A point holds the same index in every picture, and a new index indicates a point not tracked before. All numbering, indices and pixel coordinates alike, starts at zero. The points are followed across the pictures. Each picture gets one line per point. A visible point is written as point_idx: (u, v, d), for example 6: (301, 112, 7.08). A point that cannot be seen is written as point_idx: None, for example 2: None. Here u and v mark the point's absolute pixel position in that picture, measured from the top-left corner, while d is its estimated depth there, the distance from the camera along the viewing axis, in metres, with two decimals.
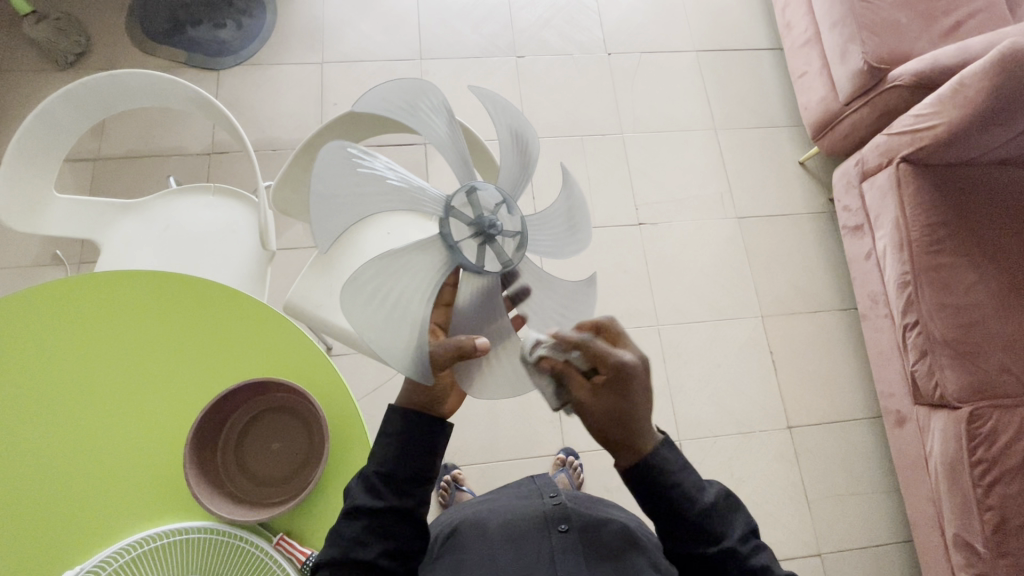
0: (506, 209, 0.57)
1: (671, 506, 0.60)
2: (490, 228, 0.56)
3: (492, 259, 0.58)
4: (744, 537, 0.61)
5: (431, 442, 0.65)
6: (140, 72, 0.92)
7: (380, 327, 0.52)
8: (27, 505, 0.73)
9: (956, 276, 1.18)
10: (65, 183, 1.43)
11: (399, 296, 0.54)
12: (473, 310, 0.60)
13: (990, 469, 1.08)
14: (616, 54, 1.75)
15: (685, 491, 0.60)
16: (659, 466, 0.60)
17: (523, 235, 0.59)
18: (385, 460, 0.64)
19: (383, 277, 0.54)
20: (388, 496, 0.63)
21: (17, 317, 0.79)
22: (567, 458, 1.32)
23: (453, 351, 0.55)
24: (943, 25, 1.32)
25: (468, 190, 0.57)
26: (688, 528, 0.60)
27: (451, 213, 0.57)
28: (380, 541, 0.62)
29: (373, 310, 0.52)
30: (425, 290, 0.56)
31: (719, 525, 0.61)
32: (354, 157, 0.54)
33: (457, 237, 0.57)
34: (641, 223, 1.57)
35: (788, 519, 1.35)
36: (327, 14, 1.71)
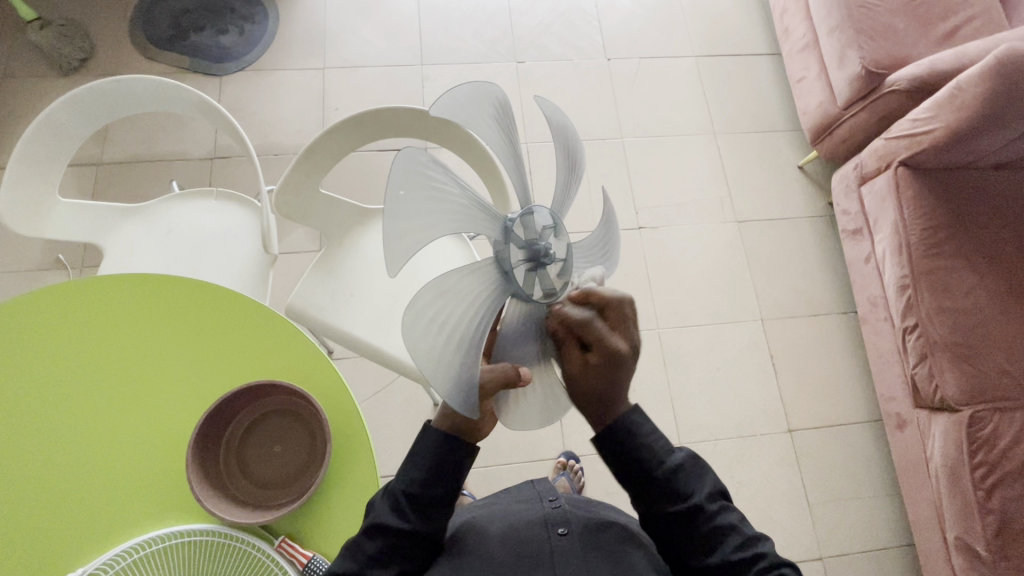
0: (555, 234, 0.57)
1: (640, 468, 0.65)
2: (543, 255, 0.56)
3: (540, 287, 0.57)
4: (712, 495, 0.65)
5: (457, 468, 0.66)
6: (145, 77, 0.93)
7: (437, 360, 0.49)
8: (29, 508, 0.73)
9: (955, 279, 1.19)
10: (68, 188, 1.44)
11: (452, 322, 0.51)
12: (517, 335, 0.60)
13: (990, 471, 1.08)
14: (616, 59, 1.76)
15: (651, 454, 0.65)
16: (629, 429, 0.65)
17: (568, 262, 0.59)
18: (411, 482, 0.65)
19: (438, 301, 0.50)
20: (412, 519, 0.64)
21: (18, 320, 0.79)
22: (568, 462, 1.32)
23: (500, 379, 0.56)
24: (940, 31, 1.33)
25: (524, 212, 0.56)
26: (655, 488, 0.64)
27: (505, 236, 0.55)
28: (399, 561, 0.62)
29: (428, 337, 0.49)
30: (476, 315, 0.53)
31: (686, 484, 0.64)
32: (427, 167, 0.49)
33: (511, 262, 0.55)
34: (641, 226, 1.58)
35: (789, 521, 1.35)
36: (329, 20, 1.72)
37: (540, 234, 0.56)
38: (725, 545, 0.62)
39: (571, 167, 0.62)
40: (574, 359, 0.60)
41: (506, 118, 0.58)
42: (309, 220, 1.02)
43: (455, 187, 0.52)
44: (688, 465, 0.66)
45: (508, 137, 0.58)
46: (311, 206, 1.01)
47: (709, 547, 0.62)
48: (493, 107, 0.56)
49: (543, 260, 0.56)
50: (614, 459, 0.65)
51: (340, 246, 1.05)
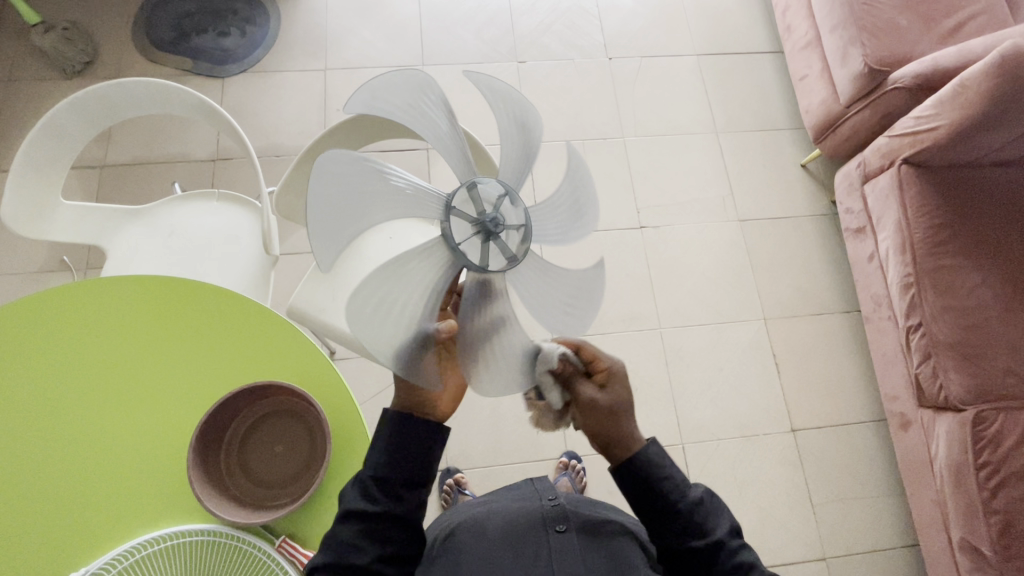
0: (508, 201, 0.56)
1: (663, 504, 0.64)
2: (493, 222, 0.54)
3: (496, 255, 0.56)
4: (732, 532, 0.65)
5: (426, 449, 0.65)
6: (146, 81, 0.93)
7: (377, 327, 0.51)
8: (30, 509, 0.74)
9: (960, 277, 1.18)
10: (72, 191, 1.45)
11: (402, 294, 0.53)
12: (470, 309, 0.57)
13: (996, 472, 1.07)
14: (617, 59, 1.76)
15: (674, 486, 0.64)
16: (651, 461, 0.64)
17: (527, 227, 0.57)
18: (379, 465, 0.64)
19: (389, 275, 0.52)
20: (383, 501, 0.63)
21: (23, 321, 0.80)
22: (569, 462, 1.32)
23: (439, 346, 0.54)
24: (944, 27, 1.32)
25: (471, 185, 0.55)
26: (675, 522, 0.64)
27: (451, 212, 0.54)
28: (376, 547, 0.62)
29: (374, 303, 0.51)
30: (424, 295, 0.54)
31: (709, 520, 0.64)
32: (353, 162, 0.52)
33: (458, 236, 0.54)
34: (643, 226, 1.57)
35: (792, 522, 1.35)
36: (330, 21, 1.73)
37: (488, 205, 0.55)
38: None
39: (525, 147, 0.60)
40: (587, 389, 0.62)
41: (440, 104, 0.56)
42: None
43: (388, 177, 0.54)
44: (706, 501, 0.65)
45: (451, 131, 0.58)
46: None
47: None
48: (432, 103, 0.56)
49: (494, 229, 0.54)
50: (636, 491, 0.64)
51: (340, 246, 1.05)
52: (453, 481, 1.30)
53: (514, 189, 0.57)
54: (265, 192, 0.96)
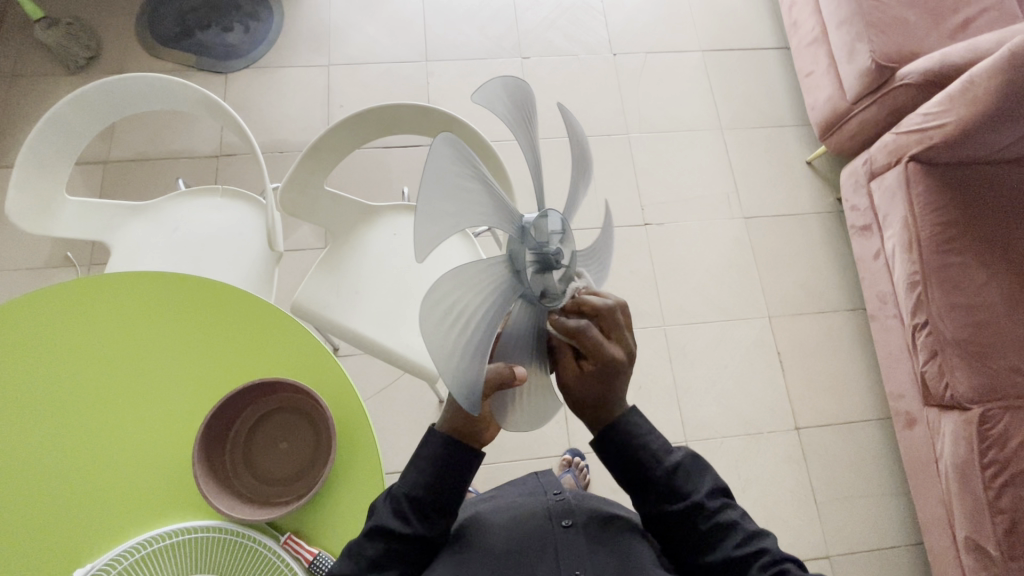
0: (560, 239, 0.58)
1: (639, 470, 0.65)
2: (552, 258, 0.56)
3: (544, 288, 0.57)
4: (713, 493, 0.65)
5: (462, 472, 0.66)
6: (152, 76, 0.93)
7: (445, 346, 0.45)
8: (34, 504, 0.74)
9: (967, 275, 1.18)
10: (76, 186, 1.45)
11: (466, 313, 0.47)
12: (520, 333, 0.56)
13: (1001, 471, 1.07)
14: (622, 54, 1.75)
15: (651, 454, 0.65)
16: (630, 427, 0.66)
17: (570, 269, 0.60)
18: (415, 485, 0.66)
19: (455, 288, 0.46)
20: (415, 522, 0.65)
21: (28, 316, 0.80)
22: (574, 459, 1.31)
23: (492, 379, 0.53)
24: (952, 23, 1.31)
25: (540, 216, 0.55)
26: (656, 487, 0.65)
27: (521, 238, 0.53)
28: (398, 563, 0.64)
29: (442, 324, 0.45)
30: (486, 308, 0.50)
31: (688, 483, 0.65)
32: (467, 157, 0.45)
33: (523, 263, 0.53)
34: (647, 223, 1.57)
35: (796, 520, 1.35)
36: (333, 16, 1.72)
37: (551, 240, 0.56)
38: (725, 543, 0.62)
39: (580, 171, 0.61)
40: (568, 369, 0.63)
41: (525, 119, 0.56)
42: (315, 219, 1.02)
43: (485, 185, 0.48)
44: (687, 464, 0.66)
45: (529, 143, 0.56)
46: (316, 204, 1.01)
47: (710, 545, 0.62)
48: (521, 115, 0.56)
49: (552, 263, 0.57)
50: (614, 460, 0.66)
51: (345, 244, 1.05)
52: None
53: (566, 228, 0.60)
54: (270, 186, 0.95)
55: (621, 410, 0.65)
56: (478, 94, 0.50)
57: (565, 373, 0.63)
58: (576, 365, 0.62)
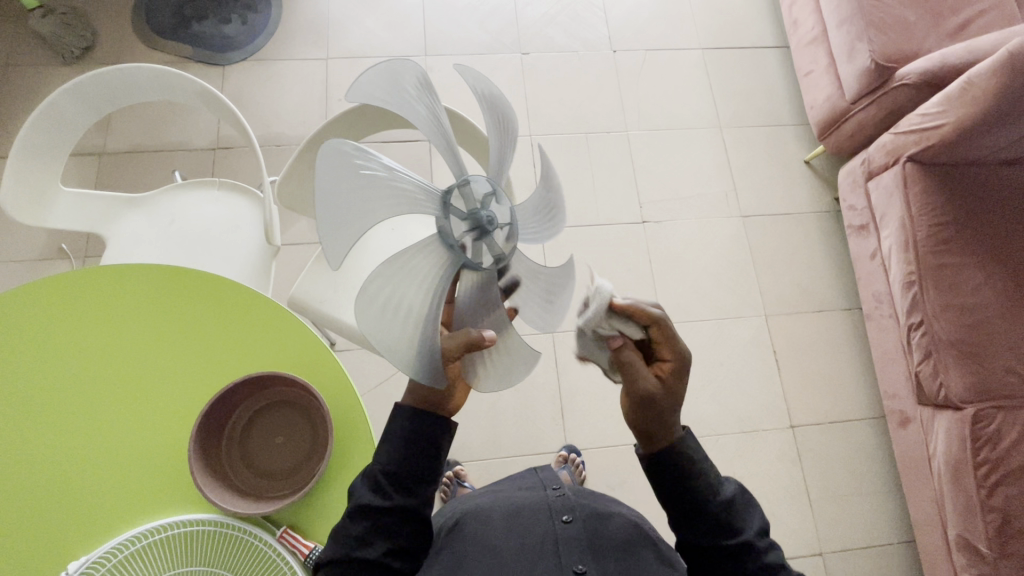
0: (495, 199, 0.56)
1: (694, 500, 0.62)
2: (486, 223, 0.54)
3: (489, 254, 0.56)
4: (762, 533, 0.63)
5: (435, 445, 0.64)
6: (148, 67, 0.92)
7: (391, 336, 0.50)
8: (29, 496, 0.74)
9: (962, 275, 1.18)
10: (70, 177, 1.44)
11: (408, 304, 0.52)
12: (474, 301, 0.59)
13: (994, 470, 1.08)
14: (622, 52, 1.75)
15: (706, 482, 0.63)
16: (686, 455, 0.64)
17: (514, 227, 0.57)
18: (389, 460, 0.64)
19: (388, 283, 0.51)
20: (394, 496, 0.62)
21: (23, 308, 0.79)
22: (569, 455, 1.31)
23: (462, 343, 0.56)
24: (951, 24, 1.31)
25: (462, 183, 0.54)
26: (709, 523, 0.62)
27: (445, 207, 0.54)
28: (384, 540, 0.61)
29: (387, 321, 0.51)
30: (428, 294, 0.54)
31: (740, 519, 0.62)
32: (354, 156, 0.49)
33: (456, 235, 0.55)
34: (645, 221, 1.57)
35: (790, 517, 1.35)
36: (332, 9, 1.71)
37: (479, 203, 0.55)
38: None
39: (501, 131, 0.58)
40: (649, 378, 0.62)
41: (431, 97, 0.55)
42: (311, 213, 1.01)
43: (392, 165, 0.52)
44: (739, 500, 0.64)
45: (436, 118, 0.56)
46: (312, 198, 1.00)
47: None
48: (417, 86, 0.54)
49: (489, 229, 0.55)
50: (671, 488, 0.63)
51: None
52: (451, 474, 1.28)
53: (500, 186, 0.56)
54: (268, 178, 0.95)
55: (678, 436, 0.64)
56: (390, 63, 0.51)
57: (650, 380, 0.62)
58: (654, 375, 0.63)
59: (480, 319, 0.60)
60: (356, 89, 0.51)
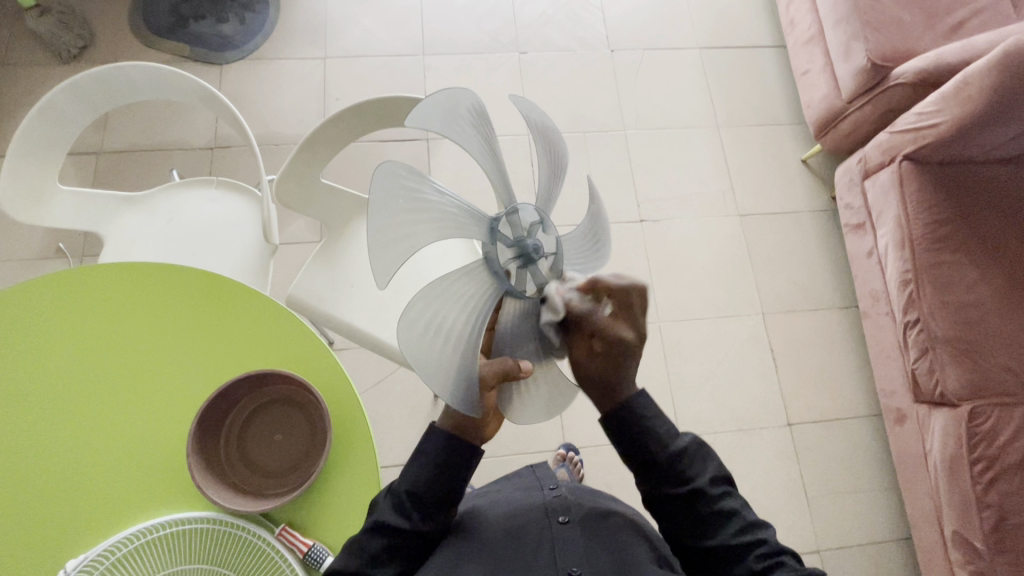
0: (540, 229, 0.58)
1: (644, 452, 0.65)
2: (533, 252, 0.56)
3: (532, 282, 0.57)
4: (715, 480, 0.65)
5: (464, 468, 0.68)
6: (145, 66, 0.92)
7: (432, 362, 0.49)
8: (28, 493, 0.74)
9: (958, 273, 1.19)
10: (68, 176, 1.43)
11: (446, 328, 0.51)
12: (516, 329, 0.59)
13: (989, 466, 1.08)
14: (619, 51, 1.75)
15: (658, 435, 0.66)
16: (637, 410, 0.65)
17: (558, 257, 0.59)
18: (416, 482, 0.67)
19: (430, 307, 0.50)
20: (415, 518, 0.66)
21: (21, 305, 0.79)
22: (567, 453, 1.32)
23: (499, 371, 0.56)
24: (947, 24, 1.32)
25: (510, 211, 0.56)
26: (659, 470, 0.65)
27: (495, 234, 0.55)
28: (398, 560, 0.64)
29: (427, 343, 0.50)
30: (469, 318, 0.53)
31: (691, 468, 0.65)
32: (408, 179, 0.49)
33: (502, 261, 0.55)
34: (643, 220, 1.57)
35: (787, 514, 1.36)
36: (330, 8, 1.71)
37: (527, 231, 0.56)
38: (726, 530, 0.62)
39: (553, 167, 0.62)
40: (580, 347, 0.61)
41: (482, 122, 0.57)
42: (310, 211, 1.02)
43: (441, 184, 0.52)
44: (692, 449, 0.66)
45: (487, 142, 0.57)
46: (311, 196, 1.00)
47: (709, 529, 0.63)
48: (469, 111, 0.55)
49: (534, 256, 0.56)
50: (622, 440, 0.66)
51: (340, 236, 1.04)
52: None
53: (546, 218, 0.59)
54: (265, 178, 0.95)
55: (627, 393, 0.65)
56: (452, 92, 0.52)
57: (577, 351, 0.61)
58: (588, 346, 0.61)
59: (520, 349, 0.60)
60: (417, 111, 0.50)
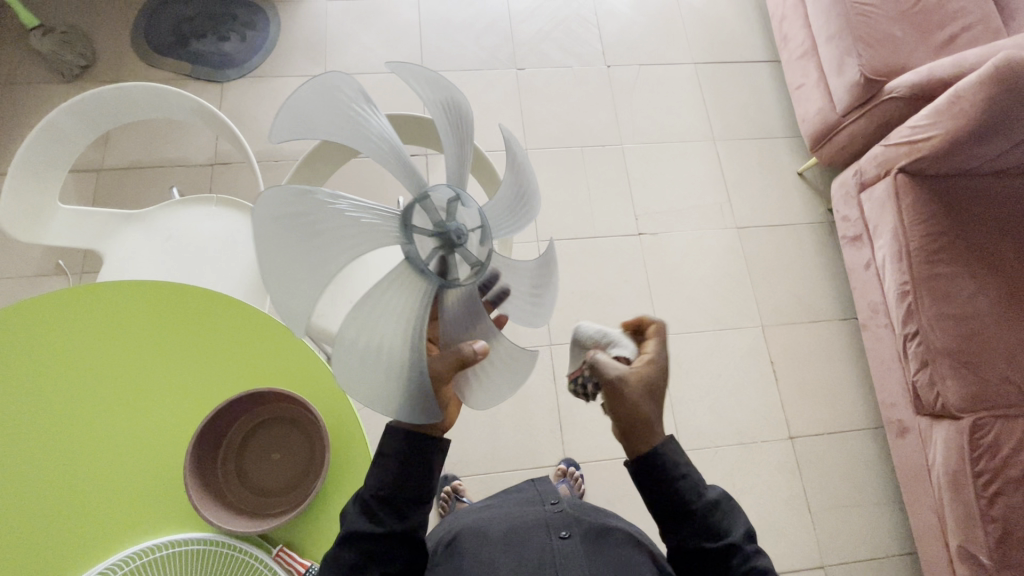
0: (478, 236, 0.55)
1: (680, 502, 0.63)
2: (456, 238, 0.52)
3: (445, 270, 0.54)
4: (746, 533, 0.64)
5: (427, 463, 0.63)
6: (146, 85, 0.93)
7: (366, 381, 0.49)
8: (27, 517, 0.73)
9: (955, 285, 1.19)
10: (69, 194, 1.44)
11: (383, 343, 0.50)
12: (460, 317, 0.57)
13: (992, 480, 1.08)
14: (616, 67, 1.77)
15: (691, 486, 0.63)
16: (673, 459, 0.63)
17: (484, 267, 0.56)
18: (382, 483, 0.62)
19: (365, 323, 0.49)
20: (387, 521, 0.62)
21: (23, 325, 0.79)
22: (568, 469, 1.31)
23: (453, 362, 0.55)
24: (938, 39, 1.33)
25: (451, 195, 0.53)
26: (694, 523, 0.63)
27: (422, 203, 0.51)
28: (379, 566, 0.61)
29: (365, 362, 0.49)
30: (408, 331, 0.52)
31: (724, 521, 0.64)
32: (347, 93, 0.50)
33: (415, 234, 0.52)
34: (641, 233, 1.58)
35: (790, 529, 1.35)
36: (330, 26, 1.73)
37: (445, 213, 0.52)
38: None
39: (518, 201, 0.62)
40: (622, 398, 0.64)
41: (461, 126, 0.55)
42: None
43: (376, 123, 0.53)
44: (723, 502, 0.65)
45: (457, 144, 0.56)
46: None
47: None
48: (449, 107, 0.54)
49: (455, 245, 0.52)
50: (655, 493, 0.63)
51: None
52: (450, 488, 1.28)
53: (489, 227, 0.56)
54: None
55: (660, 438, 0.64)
56: (444, 84, 0.53)
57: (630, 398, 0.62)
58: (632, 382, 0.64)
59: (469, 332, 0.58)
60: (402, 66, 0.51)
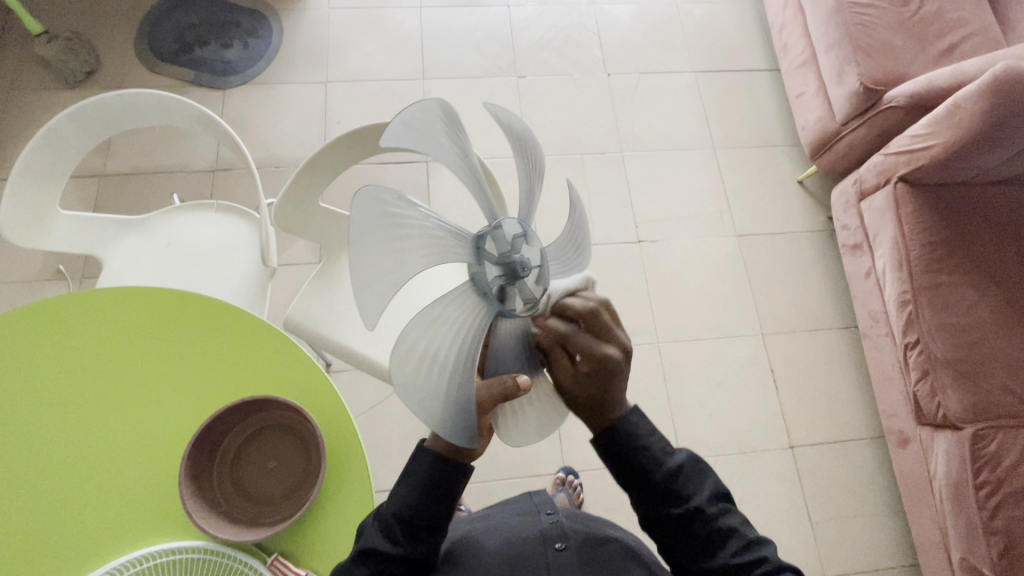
0: (527, 241, 0.53)
1: (639, 470, 0.63)
2: (518, 267, 0.53)
3: (519, 300, 0.54)
4: (713, 497, 0.63)
5: (452, 488, 0.63)
6: (147, 92, 0.93)
7: (423, 392, 0.48)
8: (21, 524, 0.73)
9: (956, 294, 1.18)
10: (70, 199, 1.45)
11: (439, 355, 0.50)
12: (507, 347, 0.57)
13: (994, 491, 1.07)
14: (616, 75, 1.77)
15: (651, 455, 0.64)
16: (628, 427, 0.63)
17: (544, 268, 0.55)
18: (404, 505, 0.62)
19: (425, 335, 0.49)
20: (405, 543, 0.61)
21: (21, 330, 0.79)
22: (567, 477, 1.31)
23: (498, 394, 0.54)
24: (937, 48, 1.34)
25: (492, 226, 0.53)
26: (652, 489, 0.63)
27: (481, 245, 0.52)
28: None
29: (421, 372, 0.48)
30: (464, 345, 0.52)
31: (687, 485, 0.63)
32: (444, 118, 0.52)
33: (487, 280, 0.53)
34: (641, 240, 1.58)
35: (790, 539, 1.34)
36: (332, 34, 1.74)
37: (513, 245, 0.52)
38: (725, 550, 0.61)
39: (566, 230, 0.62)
40: (563, 365, 0.58)
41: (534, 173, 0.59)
42: (308, 235, 1.02)
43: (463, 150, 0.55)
44: (688, 467, 0.64)
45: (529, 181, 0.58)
46: (309, 219, 1.01)
47: (706, 552, 0.61)
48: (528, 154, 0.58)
49: (519, 274, 0.53)
50: (613, 460, 0.64)
51: (337, 259, 1.05)
52: None
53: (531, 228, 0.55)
54: (264, 202, 0.95)
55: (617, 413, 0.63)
56: (526, 133, 0.58)
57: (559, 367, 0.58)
58: (571, 365, 0.58)
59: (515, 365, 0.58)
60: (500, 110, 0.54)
